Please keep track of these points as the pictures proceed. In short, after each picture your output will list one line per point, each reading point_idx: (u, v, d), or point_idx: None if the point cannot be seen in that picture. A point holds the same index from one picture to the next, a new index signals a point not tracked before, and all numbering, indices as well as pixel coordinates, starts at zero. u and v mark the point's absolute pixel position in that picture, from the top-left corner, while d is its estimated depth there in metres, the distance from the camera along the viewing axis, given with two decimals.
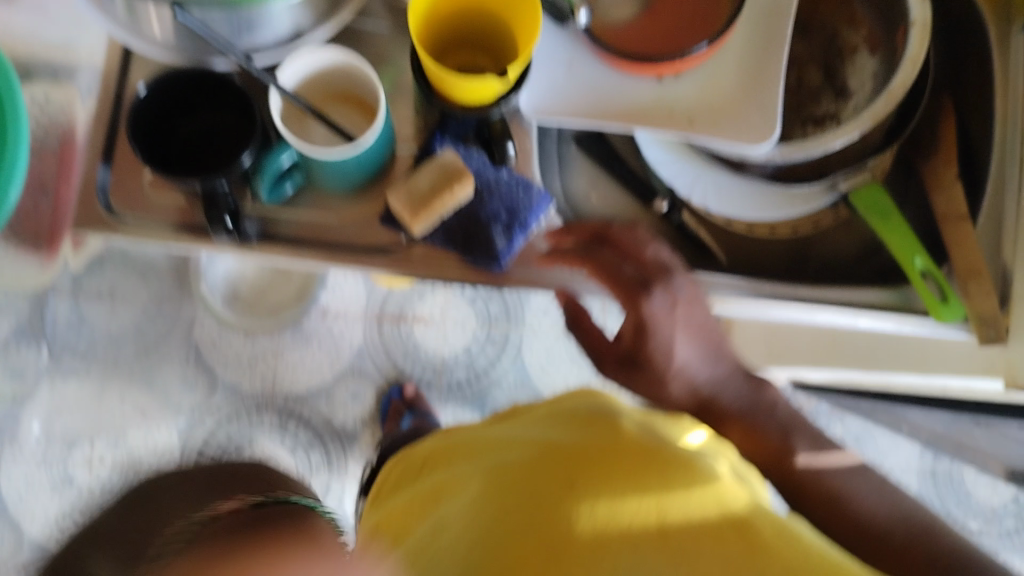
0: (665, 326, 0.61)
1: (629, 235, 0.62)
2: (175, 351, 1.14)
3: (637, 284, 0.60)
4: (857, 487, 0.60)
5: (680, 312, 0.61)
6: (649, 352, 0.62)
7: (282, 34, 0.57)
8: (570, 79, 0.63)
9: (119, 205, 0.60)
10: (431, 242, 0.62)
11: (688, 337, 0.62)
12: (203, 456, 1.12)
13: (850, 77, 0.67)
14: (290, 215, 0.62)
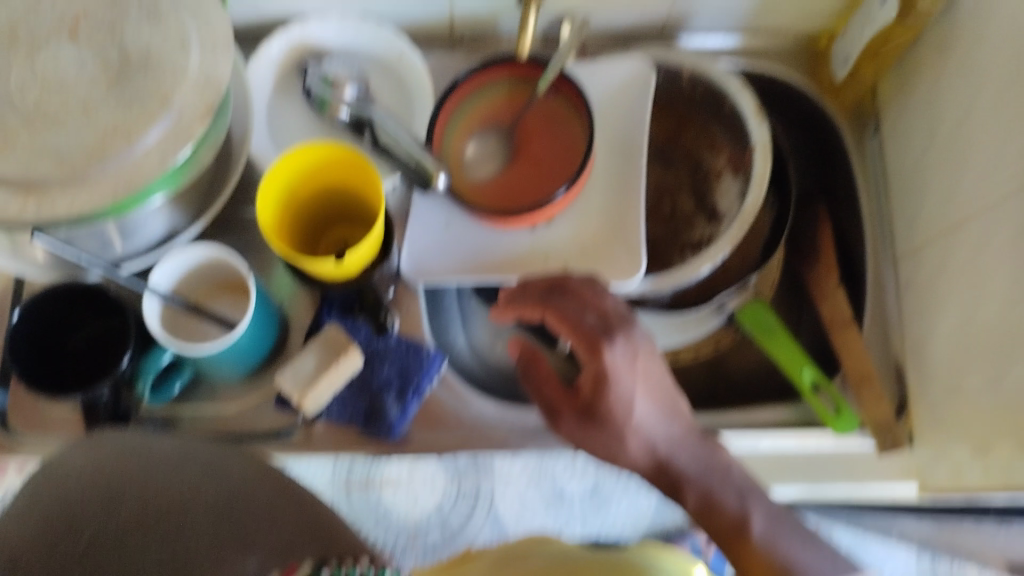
0: (627, 377, 0.56)
1: (589, 285, 0.58)
2: None
3: (599, 334, 0.56)
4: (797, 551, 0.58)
5: (640, 366, 0.57)
6: (609, 405, 0.56)
7: (155, 236, 0.59)
8: (447, 240, 0.65)
9: (18, 423, 0.61)
10: (328, 417, 0.62)
11: (648, 396, 0.57)
12: None
13: (719, 201, 0.70)
14: (189, 409, 0.63)
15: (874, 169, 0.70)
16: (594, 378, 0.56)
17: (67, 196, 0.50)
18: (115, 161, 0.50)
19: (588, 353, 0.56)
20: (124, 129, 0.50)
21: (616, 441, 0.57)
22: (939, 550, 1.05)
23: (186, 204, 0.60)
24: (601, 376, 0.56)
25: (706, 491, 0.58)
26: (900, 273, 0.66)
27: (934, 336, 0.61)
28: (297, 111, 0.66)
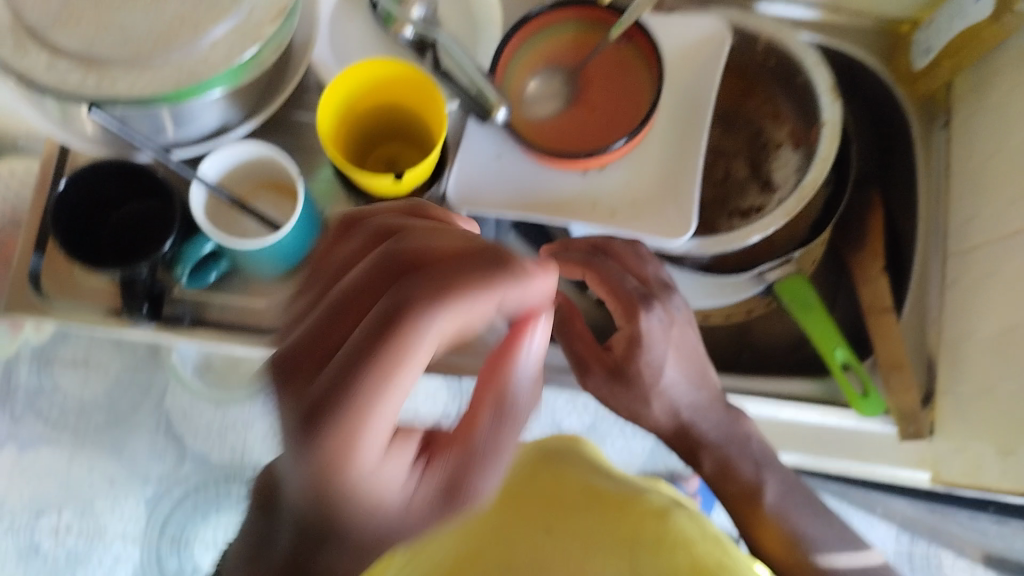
0: (659, 343, 0.61)
1: (629, 250, 0.63)
2: None
3: (638, 299, 0.60)
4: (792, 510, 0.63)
5: (676, 333, 0.61)
6: (638, 367, 0.61)
7: (209, 128, 0.59)
8: (496, 171, 0.64)
9: (50, 290, 0.62)
10: None
11: (681, 364, 0.62)
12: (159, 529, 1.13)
13: (775, 170, 0.69)
14: (220, 299, 0.64)
15: (937, 160, 0.68)
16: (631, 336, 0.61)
17: (130, 76, 0.49)
18: (182, 50, 0.50)
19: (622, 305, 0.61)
20: (194, 21, 0.50)
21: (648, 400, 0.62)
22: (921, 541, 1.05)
23: (243, 97, 0.59)
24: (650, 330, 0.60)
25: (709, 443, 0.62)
26: (947, 270, 0.65)
27: (974, 338, 0.61)
28: (362, 24, 0.65)
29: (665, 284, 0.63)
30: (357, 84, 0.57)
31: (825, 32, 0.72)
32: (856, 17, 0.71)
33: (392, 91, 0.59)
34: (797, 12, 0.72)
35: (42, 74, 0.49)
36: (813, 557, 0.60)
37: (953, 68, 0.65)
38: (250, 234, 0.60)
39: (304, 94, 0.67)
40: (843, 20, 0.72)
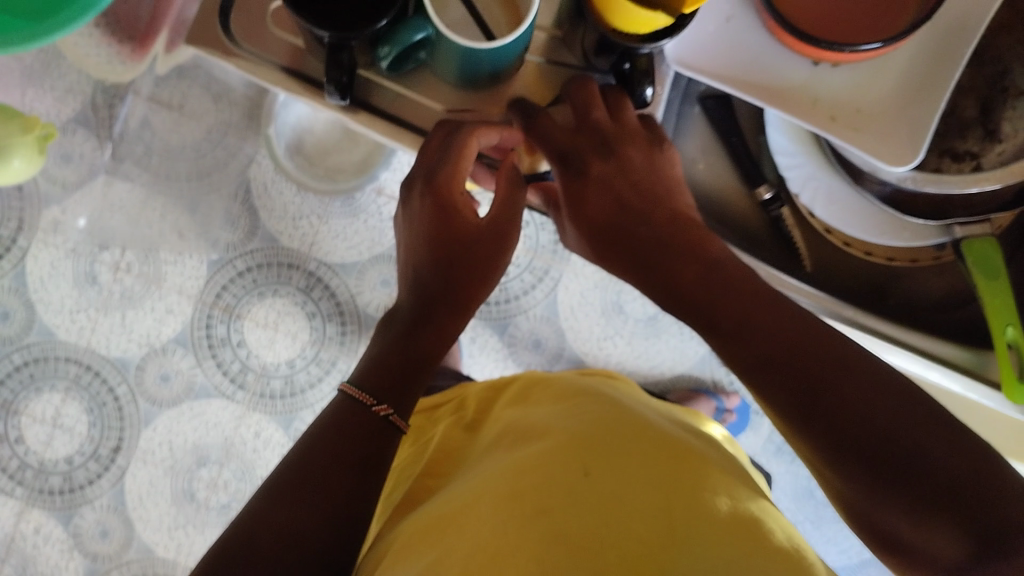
0: (592, 194, 0.58)
1: (586, 94, 0.59)
2: (227, 184, 1.15)
3: (571, 152, 0.59)
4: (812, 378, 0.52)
5: (612, 180, 0.58)
6: (585, 205, 0.58)
7: None
8: (723, 36, 0.59)
9: (238, 32, 0.58)
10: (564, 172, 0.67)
11: (610, 201, 0.58)
12: (223, 296, 1.14)
13: (1006, 120, 0.63)
14: (394, 87, 0.62)
15: None
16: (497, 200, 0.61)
17: None
18: None
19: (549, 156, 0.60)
20: None
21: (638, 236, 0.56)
22: None
23: None
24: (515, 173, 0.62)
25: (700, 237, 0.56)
26: None
27: None
28: None
29: (606, 127, 0.59)
30: None
31: None
32: None
33: None
34: None
35: None
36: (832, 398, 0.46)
37: None
38: (457, 28, 0.56)
39: None
40: None
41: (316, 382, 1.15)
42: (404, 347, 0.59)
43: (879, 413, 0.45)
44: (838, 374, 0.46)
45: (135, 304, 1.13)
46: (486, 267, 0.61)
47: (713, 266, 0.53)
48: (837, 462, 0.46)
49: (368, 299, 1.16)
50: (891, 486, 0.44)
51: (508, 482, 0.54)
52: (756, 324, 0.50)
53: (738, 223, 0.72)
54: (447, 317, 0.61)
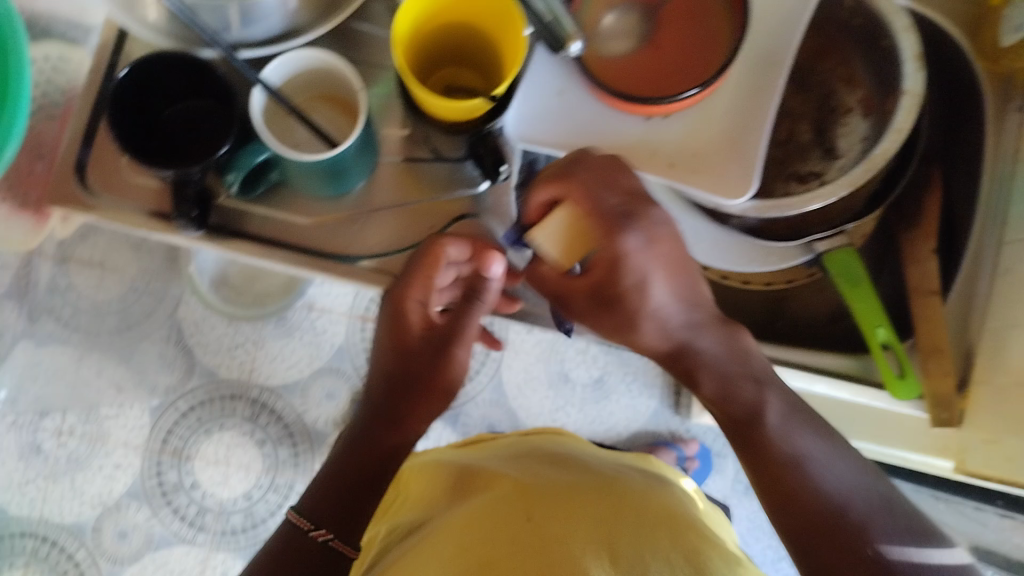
0: (641, 263, 0.56)
1: (605, 160, 0.56)
2: (157, 329, 1.07)
3: (618, 218, 0.56)
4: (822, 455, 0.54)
5: (657, 251, 0.57)
6: (624, 290, 0.57)
7: (274, 31, 0.56)
8: (558, 108, 0.63)
9: (96, 184, 0.61)
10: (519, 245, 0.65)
11: (669, 279, 0.58)
12: (170, 440, 1.05)
13: (840, 137, 0.67)
14: (263, 211, 0.64)
15: (1007, 144, 0.66)
16: (449, 313, 0.65)
17: None
18: None
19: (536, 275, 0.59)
20: None
21: (697, 380, 0.59)
22: None
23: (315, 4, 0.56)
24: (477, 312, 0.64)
25: (723, 379, 0.58)
26: (1002, 256, 0.64)
27: (1016, 331, 0.60)
28: None
29: (634, 192, 0.57)
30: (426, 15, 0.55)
31: None
32: None
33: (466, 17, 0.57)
34: None
35: None
36: (806, 477, 0.53)
37: None
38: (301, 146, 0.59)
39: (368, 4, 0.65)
40: None
41: (276, 510, 1.05)
42: (371, 444, 0.65)
43: (817, 501, 0.51)
44: (839, 548, 0.49)
45: (81, 467, 1.04)
46: (420, 396, 0.65)
47: (741, 399, 0.57)
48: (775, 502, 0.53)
49: (315, 415, 1.07)
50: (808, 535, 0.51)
51: (459, 536, 0.53)
52: (780, 458, 0.54)
53: None
54: (384, 432, 0.65)
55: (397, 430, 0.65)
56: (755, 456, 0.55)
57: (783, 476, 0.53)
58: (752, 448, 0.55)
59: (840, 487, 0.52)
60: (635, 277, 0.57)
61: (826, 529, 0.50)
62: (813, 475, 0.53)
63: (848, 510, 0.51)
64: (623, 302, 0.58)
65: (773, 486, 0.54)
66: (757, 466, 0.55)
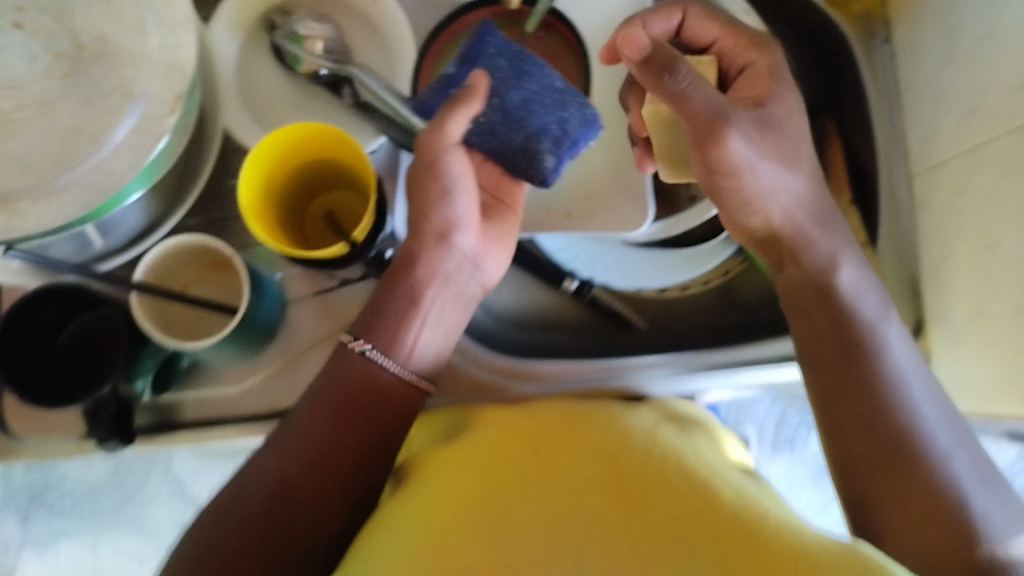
0: (778, 111, 0.56)
1: (708, 26, 0.59)
2: (157, 489, 1.02)
3: (756, 40, 0.58)
4: (922, 391, 0.51)
5: (790, 102, 0.57)
6: (769, 107, 0.56)
7: (136, 228, 0.57)
8: None
9: (20, 427, 0.60)
10: (545, 175, 0.59)
11: (773, 156, 0.55)
12: None
13: None
14: (191, 394, 0.62)
15: (885, 79, 0.66)
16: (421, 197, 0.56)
17: (38, 208, 0.46)
18: (82, 167, 0.47)
19: (681, 100, 0.51)
20: (90, 131, 0.47)
21: (799, 259, 0.56)
22: None
23: (163, 192, 0.56)
24: (451, 263, 0.58)
25: (829, 252, 0.56)
26: (914, 190, 0.63)
27: (953, 262, 0.59)
28: (268, 70, 0.62)
29: (776, 63, 0.57)
30: (270, 171, 0.53)
31: None
32: None
33: (313, 151, 0.55)
34: None
35: None
36: (900, 415, 0.50)
37: None
38: (199, 328, 0.59)
39: (230, 159, 0.64)
40: None
41: None
42: (405, 271, 0.56)
43: (893, 424, 0.50)
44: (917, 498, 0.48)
45: None
46: (408, 307, 0.56)
47: (861, 340, 0.53)
48: (829, 425, 0.53)
49: None
50: (854, 441, 0.51)
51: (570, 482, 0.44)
52: (864, 375, 0.52)
53: (566, 323, 0.72)
54: (410, 269, 0.56)
55: (403, 275, 0.56)
56: (837, 355, 0.53)
57: (873, 390, 0.51)
58: (833, 345, 0.54)
59: (931, 419, 0.50)
60: (762, 184, 0.55)
61: (893, 461, 0.50)
62: (903, 397, 0.51)
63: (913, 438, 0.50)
64: (775, 133, 0.55)
65: (842, 404, 0.52)
66: (841, 384, 0.53)
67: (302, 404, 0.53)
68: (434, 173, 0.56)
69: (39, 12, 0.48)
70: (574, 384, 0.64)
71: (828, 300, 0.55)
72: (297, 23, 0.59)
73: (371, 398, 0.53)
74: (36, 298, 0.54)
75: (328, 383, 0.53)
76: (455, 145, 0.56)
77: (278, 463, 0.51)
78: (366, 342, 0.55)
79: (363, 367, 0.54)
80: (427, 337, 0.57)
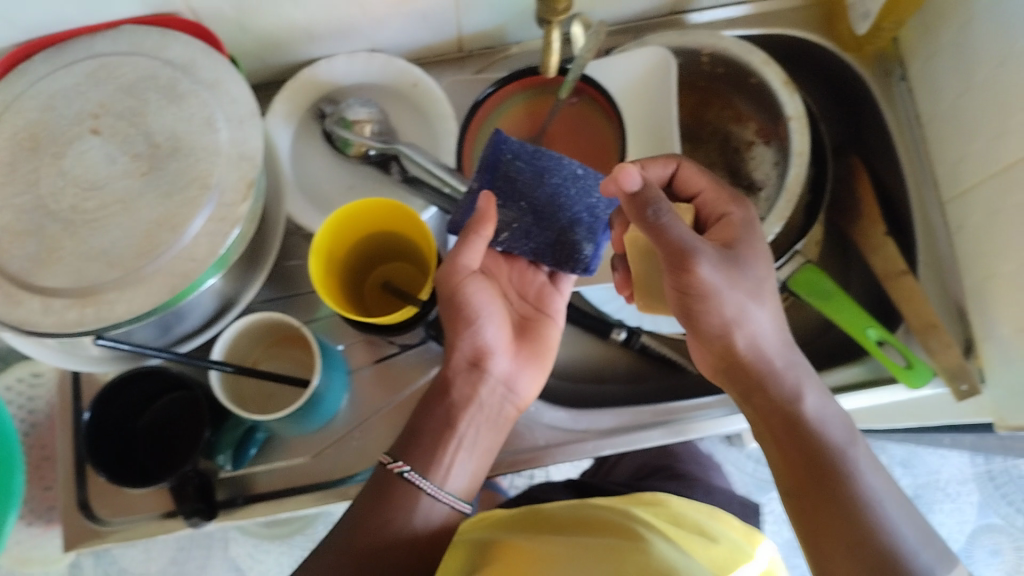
0: (753, 242, 0.57)
1: (693, 175, 0.60)
2: (218, 574, 1.01)
3: (739, 192, 0.60)
4: (895, 500, 0.52)
5: (756, 237, 0.57)
6: (747, 252, 0.56)
7: (211, 310, 0.60)
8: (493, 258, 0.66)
9: (105, 512, 0.62)
10: (585, 266, 0.60)
11: (735, 285, 0.54)
12: None
13: (753, 171, 0.69)
14: (265, 467, 0.64)
15: (906, 112, 0.68)
16: (449, 330, 0.59)
17: (124, 296, 0.50)
18: (168, 254, 0.50)
19: (662, 235, 0.51)
20: (169, 222, 0.51)
21: (766, 390, 0.56)
22: (995, 455, 1.03)
23: (234, 274, 0.59)
24: (484, 388, 0.60)
25: (792, 364, 0.57)
26: (948, 217, 0.65)
27: (994, 280, 0.61)
28: (321, 154, 0.66)
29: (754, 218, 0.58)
30: (334, 249, 0.57)
31: (760, 23, 0.71)
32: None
33: (372, 225, 0.58)
34: (727, 13, 0.71)
35: (38, 318, 0.49)
36: (878, 528, 0.51)
37: (894, 22, 0.65)
38: (273, 402, 0.62)
39: (288, 240, 0.68)
40: (776, 6, 0.72)
41: None
42: (442, 400, 0.59)
43: (876, 542, 0.50)
44: None
45: None
46: (445, 431, 0.58)
47: (829, 458, 0.53)
48: (812, 532, 0.53)
49: None
50: (841, 550, 0.51)
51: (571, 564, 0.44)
52: (840, 493, 0.52)
53: (619, 374, 0.74)
54: (443, 394, 0.59)
55: (442, 400, 0.59)
56: (814, 477, 0.53)
57: (851, 508, 0.52)
58: (812, 470, 0.54)
59: (909, 537, 0.51)
60: (731, 309, 0.55)
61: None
62: (880, 518, 0.51)
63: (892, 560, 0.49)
64: (743, 271, 0.55)
65: (824, 519, 0.52)
66: (824, 507, 0.52)
67: (342, 526, 0.55)
68: (453, 310, 0.59)
69: (114, 119, 0.53)
70: (633, 430, 0.65)
71: (798, 430, 0.55)
72: (346, 108, 0.63)
73: (410, 518, 0.55)
74: (121, 386, 0.57)
75: (367, 508, 0.55)
76: (469, 273, 0.59)
77: (320, 571, 0.53)
78: (405, 465, 0.56)
79: (406, 488, 0.55)
80: (466, 459, 0.59)
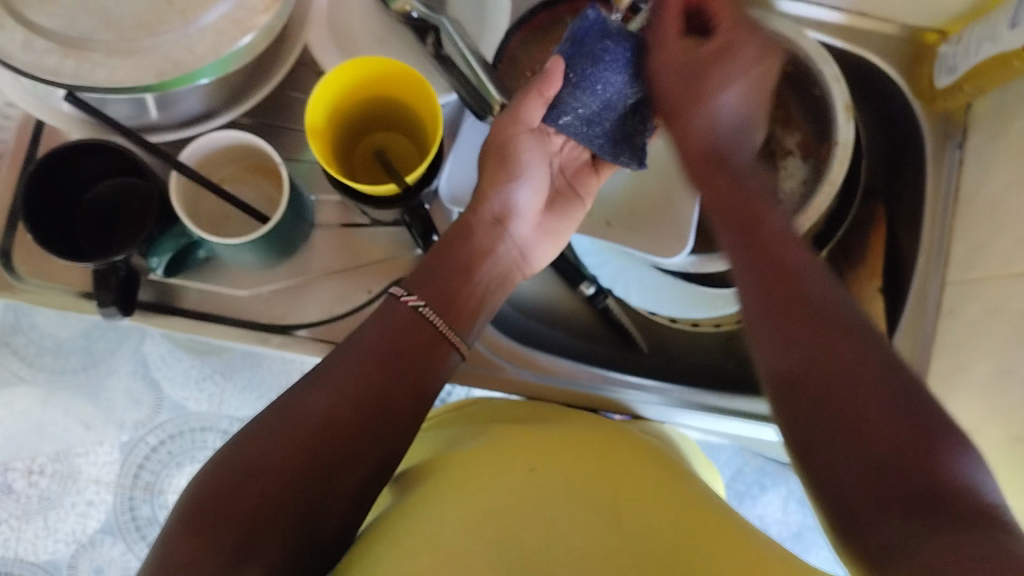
0: (739, 70, 0.55)
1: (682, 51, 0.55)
2: (124, 363, 0.97)
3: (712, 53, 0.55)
4: (814, 275, 0.46)
5: (750, 57, 0.55)
6: (719, 66, 0.55)
7: (192, 112, 0.57)
8: None
9: (24, 270, 0.60)
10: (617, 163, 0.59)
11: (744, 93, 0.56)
12: (141, 474, 0.97)
13: None
14: (196, 285, 0.62)
15: (948, 182, 0.66)
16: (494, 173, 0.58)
17: (110, 63, 0.47)
18: (169, 36, 0.47)
19: None
20: (181, 5, 0.47)
21: (758, 220, 0.50)
22: None
23: (228, 85, 0.57)
24: (503, 246, 0.59)
25: (734, 177, 0.53)
26: (944, 297, 0.63)
27: (964, 376, 0.60)
28: None
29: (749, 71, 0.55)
30: (334, 95, 0.53)
31: (843, 36, 0.69)
32: (881, 23, 0.68)
33: (383, 85, 0.55)
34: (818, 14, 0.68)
35: (15, 53, 0.46)
36: (826, 301, 0.44)
37: (977, 88, 0.62)
38: (224, 226, 0.59)
39: (299, 70, 0.65)
40: (867, 26, 0.68)
41: None
42: (464, 245, 0.58)
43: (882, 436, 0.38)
44: (925, 498, 0.35)
45: (54, 504, 0.96)
46: (461, 274, 0.57)
47: (802, 272, 0.46)
48: (806, 453, 0.41)
49: None
50: (826, 425, 0.40)
51: (566, 452, 0.52)
52: (804, 291, 0.45)
53: (572, 324, 0.73)
54: (458, 240, 0.58)
55: (468, 241, 0.58)
56: (812, 327, 0.43)
57: (818, 299, 0.44)
58: (783, 288, 0.46)
59: (826, 295, 0.45)
60: (750, 183, 0.53)
61: (835, 387, 0.40)
62: (819, 305, 0.44)
63: (872, 404, 0.39)
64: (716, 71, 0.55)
65: (786, 306, 0.45)
66: (793, 316, 0.44)
67: (344, 349, 0.52)
68: (503, 161, 0.58)
69: None
70: (565, 380, 0.64)
71: (761, 244, 0.49)
72: None
73: (413, 348, 0.53)
74: (81, 157, 0.55)
75: (381, 330, 0.53)
76: (530, 128, 0.57)
77: (322, 394, 0.49)
78: (418, 298, 0.55)
79: (413, 317, 0.54)
80: (477, 305, 0.58)
